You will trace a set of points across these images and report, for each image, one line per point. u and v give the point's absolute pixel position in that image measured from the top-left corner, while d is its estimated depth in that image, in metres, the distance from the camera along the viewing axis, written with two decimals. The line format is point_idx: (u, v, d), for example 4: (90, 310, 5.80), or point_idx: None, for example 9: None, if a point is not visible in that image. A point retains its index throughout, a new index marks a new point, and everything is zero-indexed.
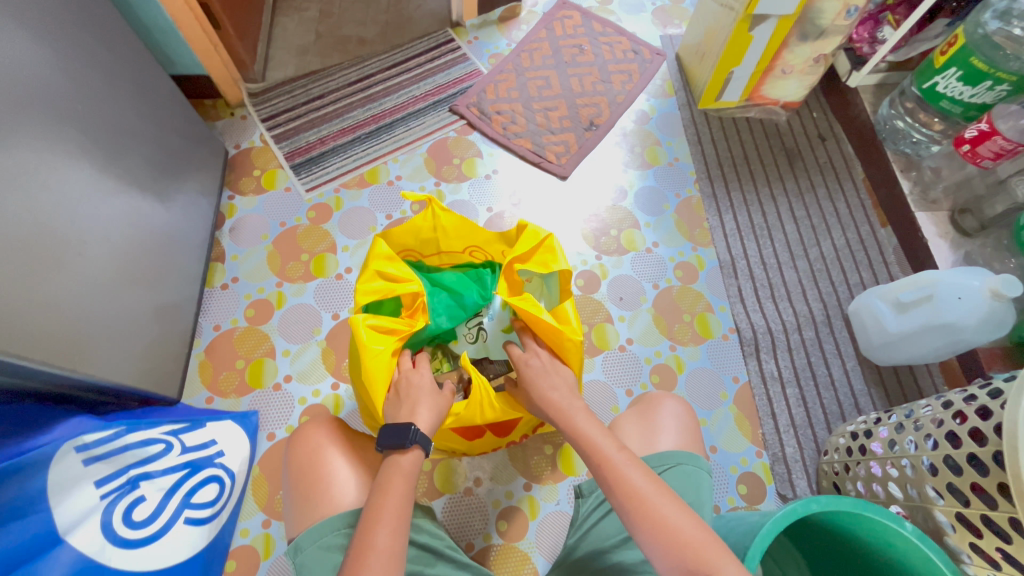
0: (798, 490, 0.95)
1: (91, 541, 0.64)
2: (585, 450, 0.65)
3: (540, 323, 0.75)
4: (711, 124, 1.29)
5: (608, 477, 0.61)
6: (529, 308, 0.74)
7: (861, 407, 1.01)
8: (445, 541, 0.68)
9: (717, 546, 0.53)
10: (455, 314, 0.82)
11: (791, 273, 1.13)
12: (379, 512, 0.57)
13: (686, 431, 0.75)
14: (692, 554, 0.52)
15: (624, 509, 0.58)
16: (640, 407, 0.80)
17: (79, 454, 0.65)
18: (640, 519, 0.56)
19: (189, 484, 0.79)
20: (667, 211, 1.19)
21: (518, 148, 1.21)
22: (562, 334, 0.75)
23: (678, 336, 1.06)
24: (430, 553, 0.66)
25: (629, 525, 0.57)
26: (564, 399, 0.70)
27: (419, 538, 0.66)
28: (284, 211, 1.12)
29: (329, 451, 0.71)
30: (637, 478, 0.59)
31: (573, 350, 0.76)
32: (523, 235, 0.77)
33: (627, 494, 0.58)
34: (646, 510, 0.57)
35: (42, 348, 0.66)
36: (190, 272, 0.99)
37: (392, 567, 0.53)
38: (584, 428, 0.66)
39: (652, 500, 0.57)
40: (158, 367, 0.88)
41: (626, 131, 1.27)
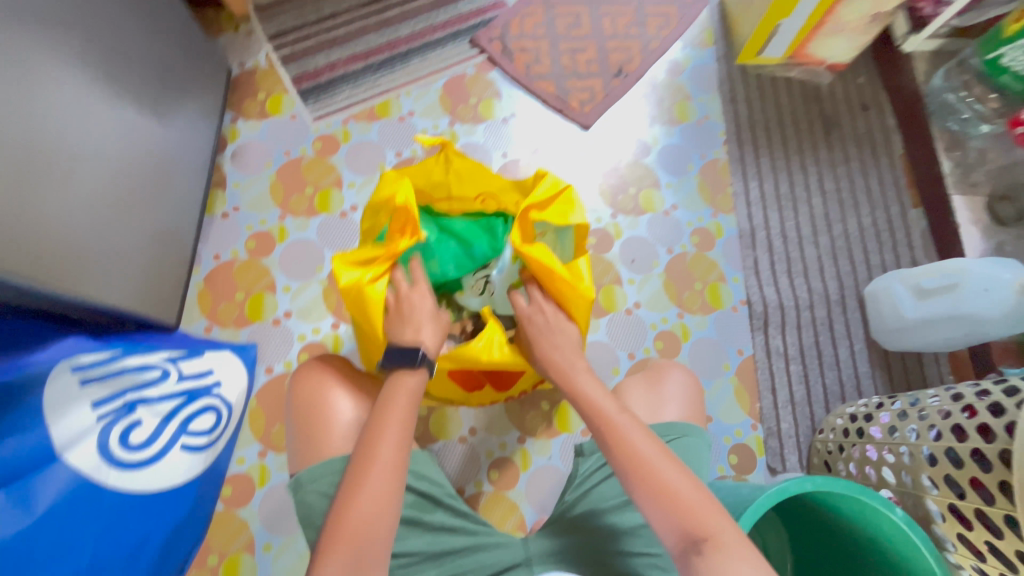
0: (787, 465, 0.95)
1: (87, 460, 0.64)
2: (585, 410, 0.65)
3: (550, 275, 0.72)
4: (748, 82, 1.20)
5: (610, 437, 0.61)
6: (542, 259, 0.71)
7: (863, 390, 1.01)
8: (445, 489, 0.68)
9: (716, 510, 0.54)
10: (464, 262, 0.78)
11: (811, 249, 1.09)
12: (382, 429, 0.60)
13: (693, 402, 0.75)
14: (694, 522, 0.54)
15: (623, 470, 0.58)
16: (648, 372, 0.78)
17: (75, 374, 0.65)
18: (640, 482, 0.57)
19: (187, 411, 0.75)
20: (690, 172, 1.13)
21: (540, 92, 1.14)
22: (572, 289, 0.72)
23: (687, 304, 1.03)
24: (429, 501, 0.67)
25: (628, 485, 0.58)
26: (565, 361, 0.70)
27: (418, 487, 0.66)
28: (289, 139, 1.06)
29: (334, 392, 0.70)
30: (637, 440, 0.59)
31: (582, 311, 0.74)
32: (539, 184, 0.73)
33: (628, 458, 0.58)
34: (646, 472, 0.57)
35: (41, 269, 0.64)
36: (190, 198, 0.95)
37: (393, 482, 0.58)
38: (584, 388, 0.66)
39: (653, 463, 0.57)
40: (157, 293, 0.86)
41: (656, 82, 1.19)
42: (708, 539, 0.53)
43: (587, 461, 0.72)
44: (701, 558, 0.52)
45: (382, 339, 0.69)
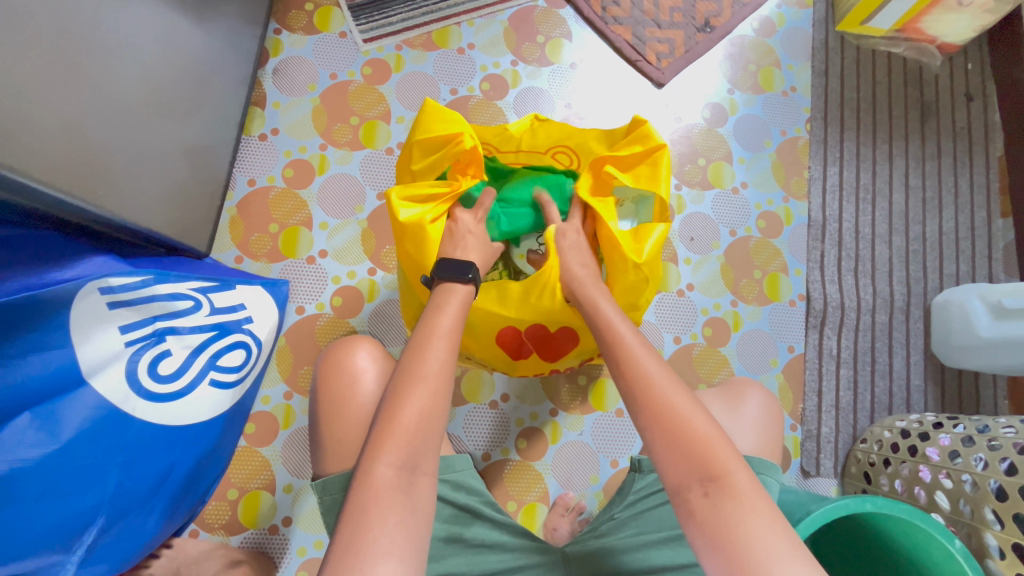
0: (822, 470, 0.92)
1: (115, 389, 0.60)
2: (597, 327, 0.58)
3: (610, 239, 0.65)
4: (845, 53, 1.08)
5: (622, 364, 0.54)
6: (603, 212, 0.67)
7: (912, 404, 0.96)
8: (484, 498, 0.65)
9: (732, 453, 0.48)
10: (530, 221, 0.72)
11: (883, 248, 1.01)
12: (435, 325, 0.56)
13: (770, 426, 0.72)
14: (708, 462, 0.47)
15: (631, 397, 0.52)
16: (724, 389, 0.75)
17: (103, 296, 0.59)
18: (644, 403, 0.50)
19: (218, 345, 0.71)
20: (766, 148, 1.03)
21: (615, 38, 1.02)
22: (619, 251, 0.65)
23: (742, 292, 0.97)
24: (468, 513, 0.63)
25: (630, 406, 0.52)
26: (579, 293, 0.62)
27: (457, 499, 0.63)
28: (336, 60, 0.96)
29: (363, 386, 0.66)
30: (648, 361, 0.53)
31: (624, 281, 0.66)
32: (633, 135, 0.67)
33: (636, 376, 0.52)
34: (653, 396, 0.51)
35: (77, 179, 0.58)
36: (226, 114, 0.87)
37: (447, 381, 0.52)
38: (600, 305, 0.59)
39: (662, 386, 0.51)
40: (188, 215, 0.80)
41: (743, 41, 1.07)
42: (717, 480, 0.47)
43: (641, 479, 0.68)
44: (707, 499, 0.46)
45: (431, 264, 0.65)
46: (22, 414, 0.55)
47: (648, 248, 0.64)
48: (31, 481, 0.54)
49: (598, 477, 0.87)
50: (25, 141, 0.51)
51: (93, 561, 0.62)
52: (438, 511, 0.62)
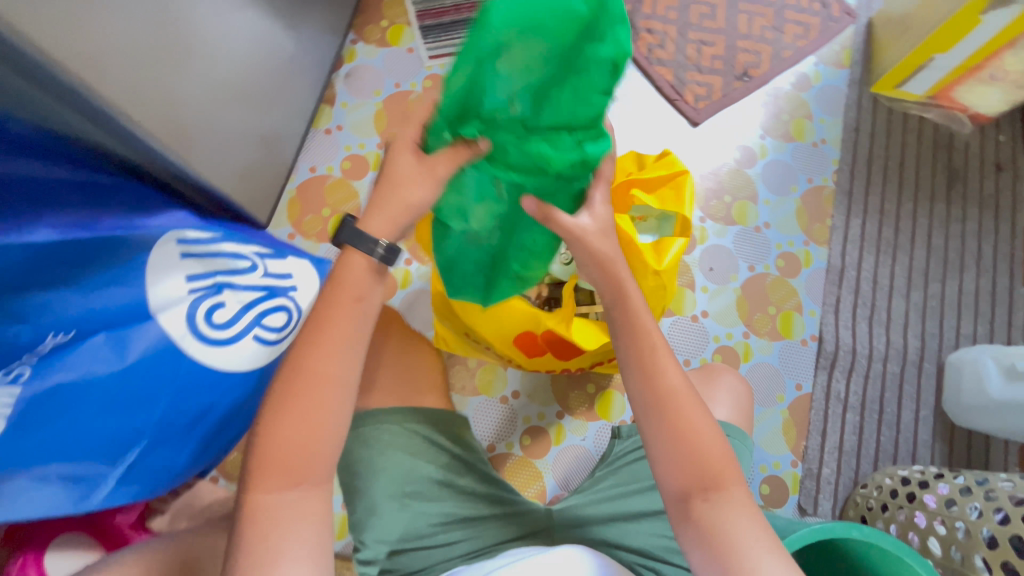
0: (819, 510, 0.93)
1: (175, 325, 0.68)
2: (619, 323, 0.58)
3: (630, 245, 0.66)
4: (877, 114, 1.13)
5: (643, 362, 0.56)
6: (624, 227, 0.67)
7: (918, 458, 0.96)
8: (478, 454, 0.70)
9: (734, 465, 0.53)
10: (516, 138, 0.51)
11: (900, 301, 1.03)
12: (319, 337, 0.50)
13: (741, 406, 0.78)
14: (710, 471, 0.52)
15: (648, 406, 0.55)
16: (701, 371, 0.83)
17: (178, 246, 0.69)
18: (664, 418, 0.54)
19: (266, 305, 0.77)
20: (792, 193, 1.08)
21: (657, 77, 1.10)
22: (641, 257, 0.66)
23: (755, 325, 1.00)
24: (461, 463, 0.68)
25: (646, 417, 0.55)
26: (606, 287, 0.59)
27: (452, 448, 0.68)
28: (401, 72, 1.07)
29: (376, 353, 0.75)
30: (671, 373, 0.55)
31: (642, 287, 0.68)
32: (663, 159, 0.72)
33: (659, 388, 0.55)
34: (673, 412, 0.54)
35: (171, 141, 0.67)
36: (301, 107, 0.98)
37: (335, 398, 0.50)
38: (632, 298, 0.59)
39: (683, 402, 0.54)
40: (254, 190, 0.89)
41: (778, 92, 1.13)
42: (721, 494, 0.52)
43: (621, 443, 0.72)
44: (709, 505, 0.51)
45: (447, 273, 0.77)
46: (98, 334, 0.63)
47: (668, 258, 0.67)
48: (95, 394, 0.62)
49: None
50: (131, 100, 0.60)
51: (131, 481, 0.68)
52: (437, 458, 0.67)
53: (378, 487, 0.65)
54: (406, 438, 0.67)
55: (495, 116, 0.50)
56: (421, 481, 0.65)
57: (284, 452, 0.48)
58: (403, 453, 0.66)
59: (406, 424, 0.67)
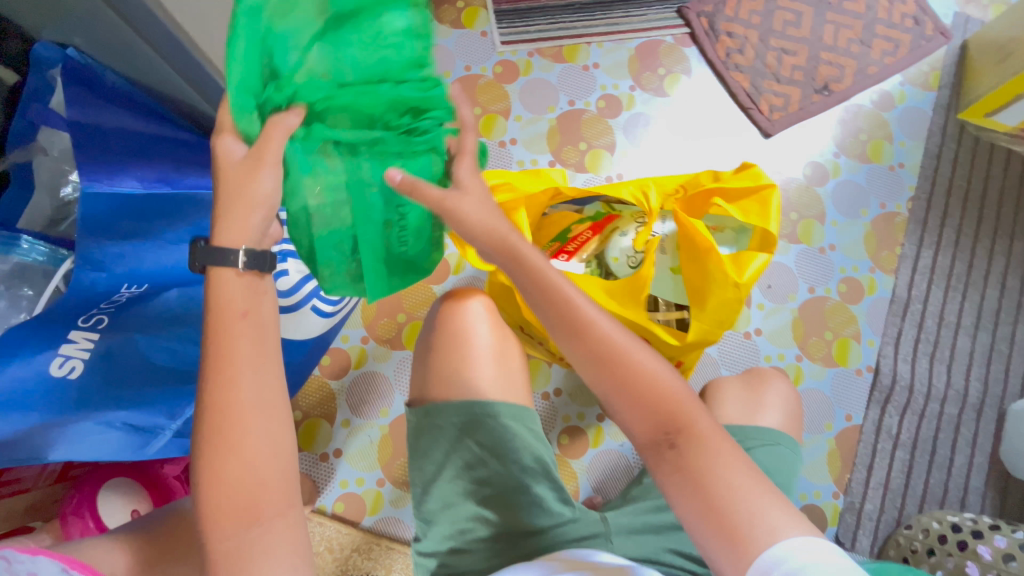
0: (857, 545, 0.90)
1: None
2: (541, 297, 0.56)
3: (708, 255, 0.65)
4: (962, 142, 1.08)
5: (563, 318, 0.55)
6: (700, 232, 0.65)
7: (967, 505, 0.92)
8: (554, 460, 0.66)
9: (691, 398, 0.51)
10: (340, 96, 0.53)
11: (965, 341, 0.99)
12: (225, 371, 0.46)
13: (790, 413, 0.72)
14: (666, 409, 0.51)
15: (594, 366, 0.53)
16: (747, 375, 0.76)
17: None
18: (611, 379, 0.52)
19: None
20: (862, 217, 1.04)
21: (732, 83, 1.07)
22: (720, 266, 0.64)
23: (810, 349, 0.97)
24: (541, 468, 0.64)
25: (593, 375, 0.54)
26: (517, 276, 0.57)
27: (534, 451, 0.64)
28: (472, 55, 1.06)
29: (464, 332, 0.68)
30: (603, 323, 0.54)
31: (719, 297, 0.65)
32: (744, 172, 0.69)
33: (597, 343, 0.53)
34: (618, 364, 0.53)
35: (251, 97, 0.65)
36: None
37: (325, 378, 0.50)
38: (533, 262, 0.56)
39: (625, 350, 0.53)
40: None
41: (858, 110, 1.08)
42: (682, 433, 0.50)
43: None
44: None
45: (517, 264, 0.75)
46: (170, 291, 0.65)
47: (749, 271, 0.64)
48: (162, 347, 0.64)
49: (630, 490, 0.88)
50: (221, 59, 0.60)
51: (186, 435, 0.66)
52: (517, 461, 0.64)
53: (449, 484, 0.64)
54: (488, 435, 0.64)
55: (294, 77, 0.51)
56: (494, 483, 0.64)
57: (240, 471, 0.46)
58: (481, 449, 0.64)
59: (490, 417, 0.64)
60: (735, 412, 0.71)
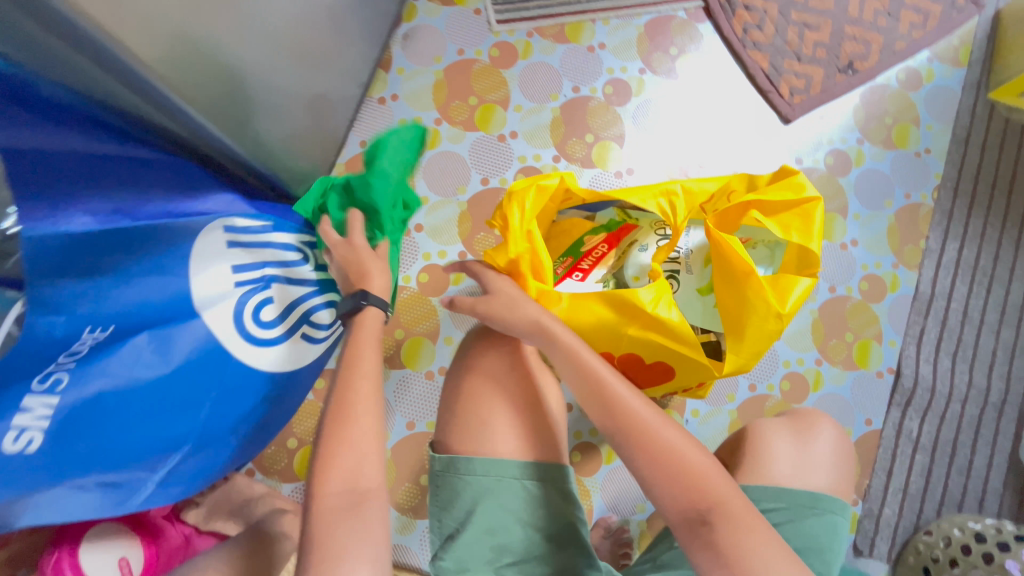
0: (874, 552, 0.88)
1: (222, 325, 0.62)
2: (574, 377, 0.58)
3: (747, 280, 0.59)
4: (992, 124, 1.01)
5: (597, 394, 0.57)
6: (737, 253, 0.59)
7: (985, 507, 0.90)
8: (583, 523, 0.65)
9: (719, 474, 0.52)
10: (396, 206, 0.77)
11: (988, 338, 0.95)
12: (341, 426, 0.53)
13: (842, 467, 0.69)
14: (696, 479, 0.51)
15: (624, 444, 0.54)
16: (793, 418, 0.72)
17: (225, 234, 0.63)
18: (642, 456, 0.53)
19: (315, 301, 0.73)
20: (886, 209, 0.98)
21: (750, 63, 0.98)
22: (761, 294, 0.58)
23: (829, 352, 0.93)
24: (568, 537, 0.64)
25: (624, 452, 0.54)
26: (554, 352, 0.59)
27: (563, 518, 0.64)
28: (465, 36, 0.95)
29: (492, 382, 0.67)
30: (631, 400, 0.56)
31: (758, 327, 0.59)
32: (784, 181, 0.63)
33: (626, 420, 0.55)
34: (646, 439, 0.54)
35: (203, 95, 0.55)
36: (355, 72, 0.87)
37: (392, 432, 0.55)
38: (565, 340, 0.59)
39: (655, 428, 0.54)
40: (301, 164, 0.79)
41: (884, 91, 1.00)
42: (717, 507, 0.50)
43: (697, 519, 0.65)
44: None
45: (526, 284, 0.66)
46: (139, 334, 0.57)
47: (792, 300, 0.59)
48: (142, 400, 0.56)
49: (645, 506, 0.85)
50: (169, 64, 0.50)
51: (170, 483, 0.63)
52: (543, 522, 0.64)
53: (468, 546, 0.63)
54: (516, 496, 0.64)
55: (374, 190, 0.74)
56: (518, 550, 0.63)
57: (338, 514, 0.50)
58: (508, 513, 0.64)
59: (519, 482, 0.64)
60: (784, 465, 0.67)
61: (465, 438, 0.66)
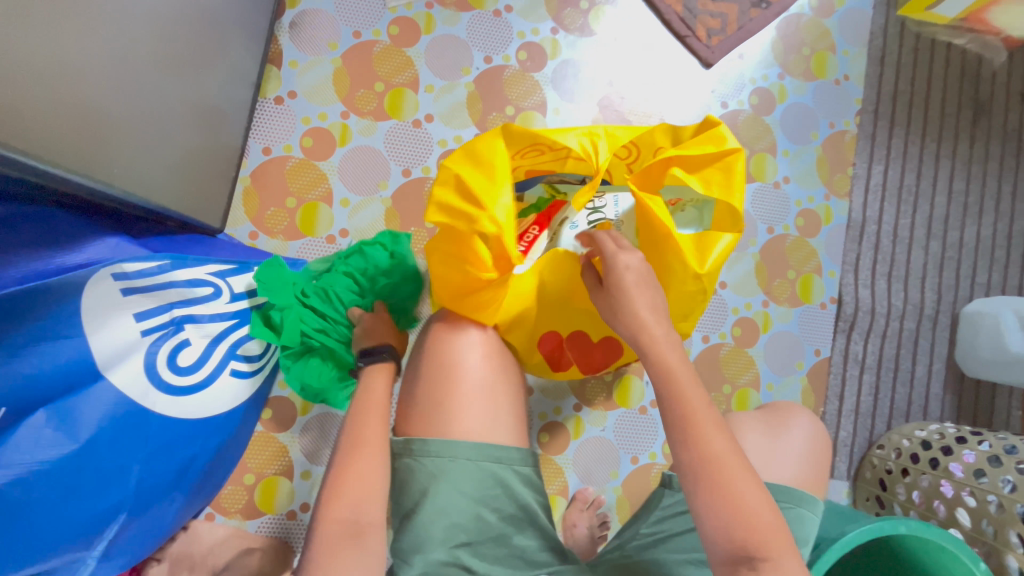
0: (835, 472, 0.93)
1: (134, 382, 0.56)
2: (664, 393, 0.51)
3: (664, 241, 0.56)
4: (904, 41, 1.01)
5: (681, 426, 0.50)
6: (659, 213, 0.55)
7: (929, 412, 0.96)
8: (543, 502, 0.64)
9: (784, 535, 0.47)
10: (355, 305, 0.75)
11: (919, 253, 0.99)
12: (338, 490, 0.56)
13: (816, 456, 0.69)
14: (754, 531, 0.46)
15: (696, 475, 0.48)
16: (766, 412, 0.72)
17: (116, 282, 0.54)
18: (709, 485, 0.47)
19: (238, 334, 0.68)
20: (812, 141, 0.98)
21: (664, 9, 0.94)
22: (680, 256, 0.56)
23: (775, 292, 0.94)
24: (526, 517, 0.62)
25: (690, 486, 0.48)
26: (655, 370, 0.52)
27: (523, 497, 0.62)
28: (360, 17, 0.87)
29: (461, 369, 0.63)
30: (717, 438, 0.49)
31: (681, 290, 0.58)
32: (707, 133, 0.59)
33: (705, 455, 0.48)
34: (722, 478, 0.48)
35: (62, 140, 0.48)
36: (243, 74, 0.79)
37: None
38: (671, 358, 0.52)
39: (732, 470, 0.48)
40: (199, 186, 0.72)
41: (799, 21, 0.99)
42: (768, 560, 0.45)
43: (671, 495, 0.66)
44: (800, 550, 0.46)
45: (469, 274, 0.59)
46: (36, 411, 0.50)
47: (713, 258, 0.56)
48: (54, 483, 0.51)
49: (618, 473, 0.86)
50: (9, 130, 0.42)
51: (115, 552, 0.60)
52: (502, 507, 0.61)
53: (422, 528, 0.59)
54: (473, 482, 0.60)
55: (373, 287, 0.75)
56: (474, 532, 0.60)
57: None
58: (464, 495, 0.60)
59: (475, 463, 0.60)
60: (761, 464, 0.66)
61: (428, 425, 0.61)
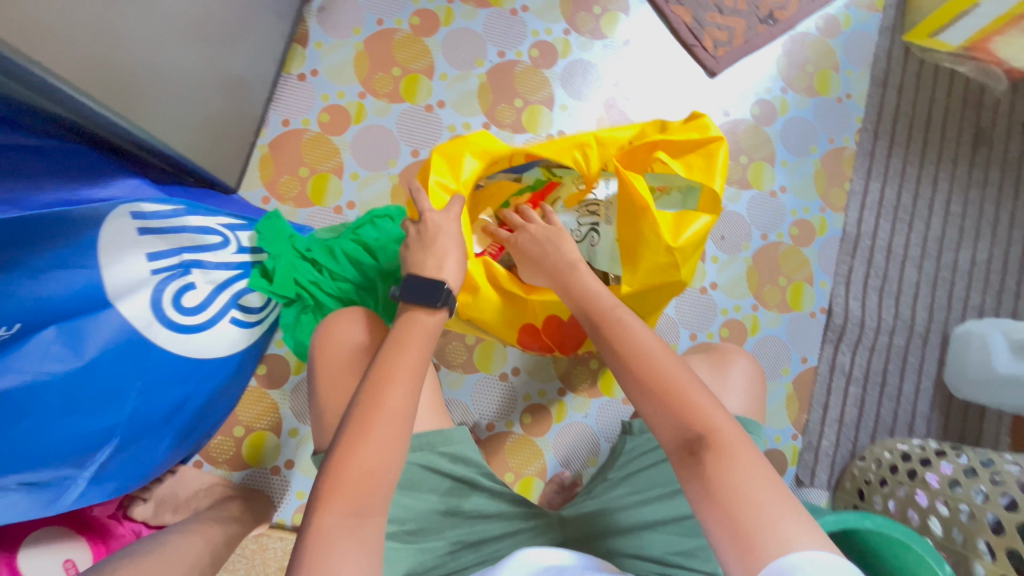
0: (816, 480, 0.93)
1: (139, 313, 0.60)
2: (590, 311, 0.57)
3: (642, 212, 0.60)
4: (908, 66, 1.04)
5: (610, 333, 0.54)
6: (640, 188, 0.60)
7: (915, 430, 0.96)
8: (479, 471, 0.65)
9: (720, 411, 0.48)
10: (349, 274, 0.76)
11: (912, 271, 1.00)
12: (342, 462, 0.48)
13: (754, 393, 0.71)
14: (690, 410, 0.48)
15: (628, 368, 0.51)
16: (710, 353, 0.74)
17: (134, 221, 0.58)
18: (640, 373, 0.50)
19: (242, 285, 0.72)
20: (811, 154, 1.00)
21: (673, 18, 0.99)
22: (655, 228, 0.59)
23: (765, 297, 0.96)
24: (466, 485, 0.64)
25: (626, 380, 0.51)
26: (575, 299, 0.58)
27: (455, 472, 0.63)
28: (385, 6, 0.93)
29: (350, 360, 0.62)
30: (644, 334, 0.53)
31: (651, 261, 0.61)
32: (692, 123, 0.64)
33: (633, 346, 0.52)
34: (653, 367, 0.50)
35: (104, 83, 0.53)
36: (271, 49, 0.84)
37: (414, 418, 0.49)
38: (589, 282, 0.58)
39: (659, 358, 0.51)
40: (221, 147, 0.77)
41: (804, 39, 1.03)
42: (707, 436, 0.46)
43: (629, 441, 0.69)
44: None
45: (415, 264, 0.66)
46: (47, 328, 0.55)
47: (688, 233, 0.60)
48: (51, 394, 0.55)
49: (597, 459, 0.88)
50: (62, 66, 0.47)
51: (104, 477, 0.63)
52: (439, 485, 0.62)
53: None
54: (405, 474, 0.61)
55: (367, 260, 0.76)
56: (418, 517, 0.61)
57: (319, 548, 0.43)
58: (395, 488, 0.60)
59: None
60: None
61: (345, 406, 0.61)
